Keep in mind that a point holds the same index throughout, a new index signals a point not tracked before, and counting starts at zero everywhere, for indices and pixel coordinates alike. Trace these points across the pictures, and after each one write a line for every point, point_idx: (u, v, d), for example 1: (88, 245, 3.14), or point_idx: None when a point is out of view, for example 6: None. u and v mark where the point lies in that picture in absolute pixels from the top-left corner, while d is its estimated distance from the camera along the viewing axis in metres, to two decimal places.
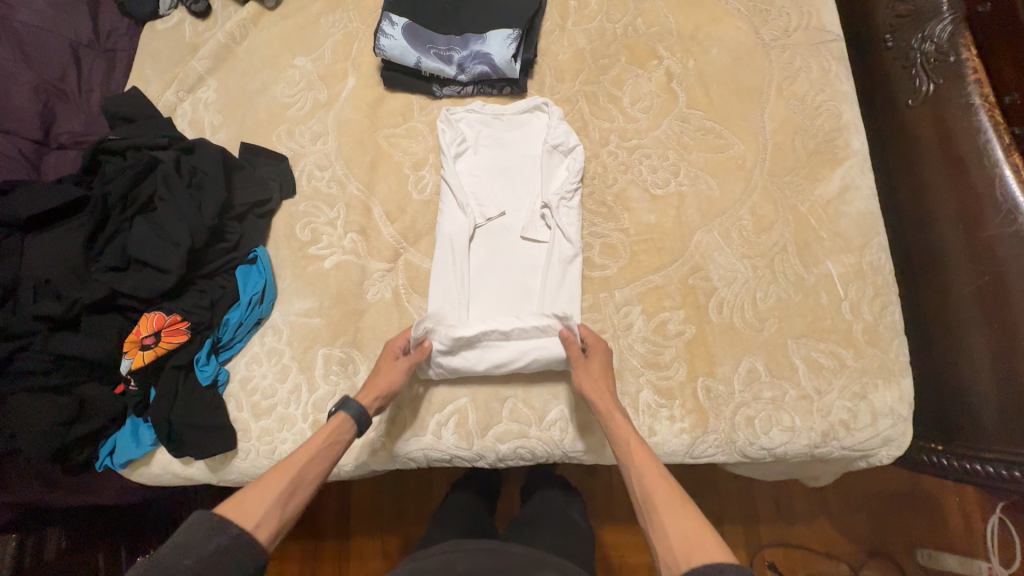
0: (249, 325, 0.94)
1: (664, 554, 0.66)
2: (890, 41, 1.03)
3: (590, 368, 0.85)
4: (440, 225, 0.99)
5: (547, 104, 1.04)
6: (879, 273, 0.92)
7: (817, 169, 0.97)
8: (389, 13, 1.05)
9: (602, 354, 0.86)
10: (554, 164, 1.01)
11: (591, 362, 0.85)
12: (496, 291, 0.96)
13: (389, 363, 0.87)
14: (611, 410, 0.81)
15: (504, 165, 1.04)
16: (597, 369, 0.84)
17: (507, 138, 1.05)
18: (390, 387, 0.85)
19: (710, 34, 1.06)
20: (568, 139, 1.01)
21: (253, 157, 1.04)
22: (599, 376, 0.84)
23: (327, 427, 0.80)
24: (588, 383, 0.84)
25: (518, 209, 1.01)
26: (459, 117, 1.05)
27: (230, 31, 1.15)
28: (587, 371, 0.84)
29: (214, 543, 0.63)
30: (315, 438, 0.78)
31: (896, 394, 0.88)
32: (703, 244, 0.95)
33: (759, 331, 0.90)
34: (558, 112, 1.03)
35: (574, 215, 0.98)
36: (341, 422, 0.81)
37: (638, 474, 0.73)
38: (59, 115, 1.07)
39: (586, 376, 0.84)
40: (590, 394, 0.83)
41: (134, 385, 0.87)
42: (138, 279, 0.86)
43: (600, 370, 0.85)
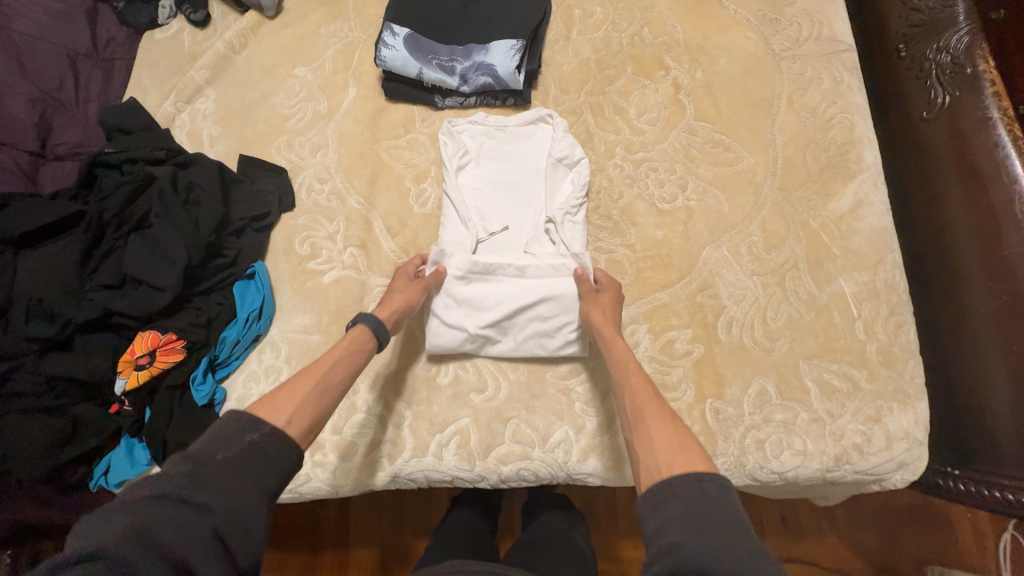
0: (246, 342, 0.92)
1: (644, 459, 0.64)
2: (903, 51, 1.00)
3: (601, 300, 0.86)
4: (442, 238, 0.97)
5: (552, 115, 1.01)
6: (894, 291, 0.89)
7: (829, 183, 0.94)
8: (391, 23, 1.03)
9: (613, 289, 0.88)
10: (558, 178, 0.99)
11: (602, 295, 0.87)
12: (507, 233, 0.99)
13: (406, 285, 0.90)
14: (616, 336, 0.81)
15: (508, 176, 1.02)
16: (608, 301, 0.86)
17: (510, 149, 1.03)
18: (405, 306, 0.86)
19: (719, 44, 1.03)
20: (573, 152, 0.99)
21: (250, 170, 1.02)
22: (610, 308, 0.85)
23: (346, 336, 0.79)
24: (597, 312, 0.85)
25: (522, 223, 0.99)
26: (462, 128, 1.03)
27: (229, 41, 1.13)
28: (597, 302, 0.86)
29: (246, 439, 0.60)
30: (337, 348, 0.77)
31: (911, 417, 0.85)
32: (711, 261, 0.92)
33: (770, 351, 0.88)
34: (562, 124, 1.00)
35: (579, 230, 0.96)
36: (359, 333, 0.80)
37: (630, 391, 0.73)
38: (56, 126, 1.05)
39: (596, 305, 0.85)
40: (599, 320, 0.84)
41: (128, 405, 0.85)
42: (132, 298, 0.84)
43: (611, 304, 0.86)
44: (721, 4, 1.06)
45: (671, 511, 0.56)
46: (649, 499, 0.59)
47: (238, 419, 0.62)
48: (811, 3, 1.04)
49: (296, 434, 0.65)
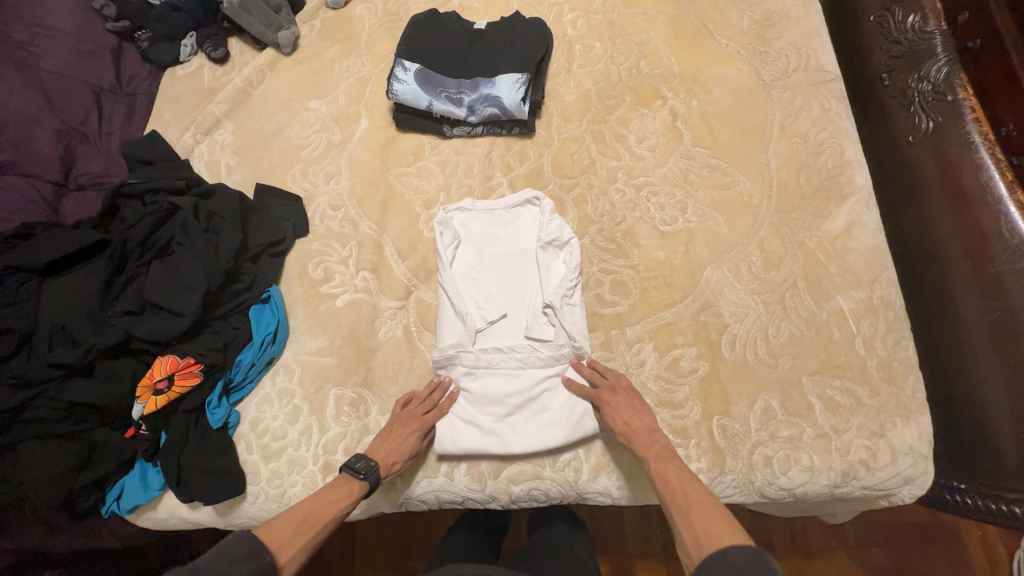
0: (261, 365, 0.94)
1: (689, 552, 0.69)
2: (887, 80, 1.06)
3: (614, 407, 0.85)
4: (441, 338, 0.95)
5: (539, 197, 1.02)
6: (890, 307, 0.92)
7: (823, 205, 0.98)
8: (402, 59, 1.09)
9: (625, 392, 0.87)
10: (550, 260, 0.99)
11: (614, 402, 0.85)
12: (508, 321, 0.97)
13: (411, 444, 0.85)
14: (644, 443, 0.81)
15: (501, 262, 1.01)
16: (621, 405, 0.85)
17: (498, 233, 1.03)
18: (403, 458, 0.85)
19: (712, 75, 1.09)
20: (562, 233, 1.00)
21: (267, 197, 1.06)
22: (626, 413, 0.84)
23: (347, 486, 0.81)
24: (614, 422, 0.84)
25: (518, 308, 0.98)
26: (454, 215, 1.04)
27: (247, 77, 1.19)
28: (611, 412, 0.84)
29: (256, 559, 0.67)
30: (333, 489, 0.81)
31: (915, 432, 0.86)
32: (713, 280, 0.95)
33: (773, 368, 0.90)
34: (550, 205, 1.01)
35: (577, 311, 0.95)
36: (360, 488, 0.81)
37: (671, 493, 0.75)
38: (79, 157, 1.10)
39: (611, 417, 0.84)
40: (620, 433, 0.83)
41: (146, 427, 0.85)
42: (153, 323, 0.86)
43: (624, 408, 0.85)
44: (713, 38, 1.12)
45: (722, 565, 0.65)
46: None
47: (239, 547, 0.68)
48: (798, 36, 1.10)
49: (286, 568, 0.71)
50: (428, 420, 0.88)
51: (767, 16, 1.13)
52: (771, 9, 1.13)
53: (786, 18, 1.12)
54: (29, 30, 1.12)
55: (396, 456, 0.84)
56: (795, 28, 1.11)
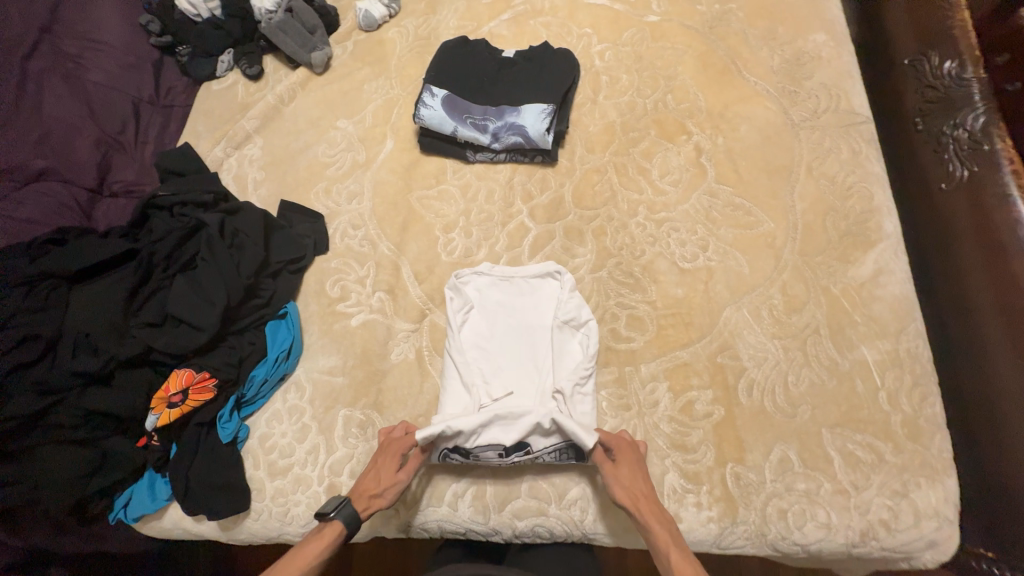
0: (274, 381, 0.95)
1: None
2: (920, 125, 1.03)
3: (619, 475, 0.81)
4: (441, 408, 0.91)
5: (560, 272, 0.99)
6: (917, 361, 0.89)
7: (849, 251, 0.96)
8: (430, 85, 1.10)
9: (630, 455, 0.83)
10: (565, 341, 0.94)
11: (619, 469, 0.81)
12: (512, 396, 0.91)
13: (390, 472, 0.84)
14: (649, 521, 0.77)
15: (512, 337, 0.96)
16: (627, 474, 0.81)
17: (515, 303, 0.99)
18: (384, 489, 0.83)
19: (739, 112, 1.09)
20: (580, 314, 0.95)
21: (290, 213, 1.08)
22: (631, 481, 0.80)
23: (319, 535, 0.79)
24: (621, 493, 0.79)
25: (527, 387, 0.92)
26: (467, 280, 1.00)
27: (279, 94, 1.22)
28: (616, 479, 0.80)
29: None
30: (311, 539, 0.79)
31: (940, 494, 0.82)
32: (732, 322, 0.94)
33: (792, 418, 0.87)
34: (571, 282, 0.97)
35: (588, 401, 0.90)
36: (333, 533, 0.80)
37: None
38: (115, 165, 1.13)
39: (616, 483, 0.80)
40: (623, 502, 0.79)
41: (156, 440, 0.87)
42: (172, 336, 0.87)
43: (630, 475, 0.81)
44: (742, 75, 1.12)
45: None
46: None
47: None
48: (829, 77, 1.09)
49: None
50: (405, 443, 0.85)
51: (798, 56, 1.12)
52: (802, 48, 1.13)
53: (817, 57, 1.11)
54: (80, 43, 1.17)
55: (375, 487, 0.83)
56: (826, 69, 1.10)
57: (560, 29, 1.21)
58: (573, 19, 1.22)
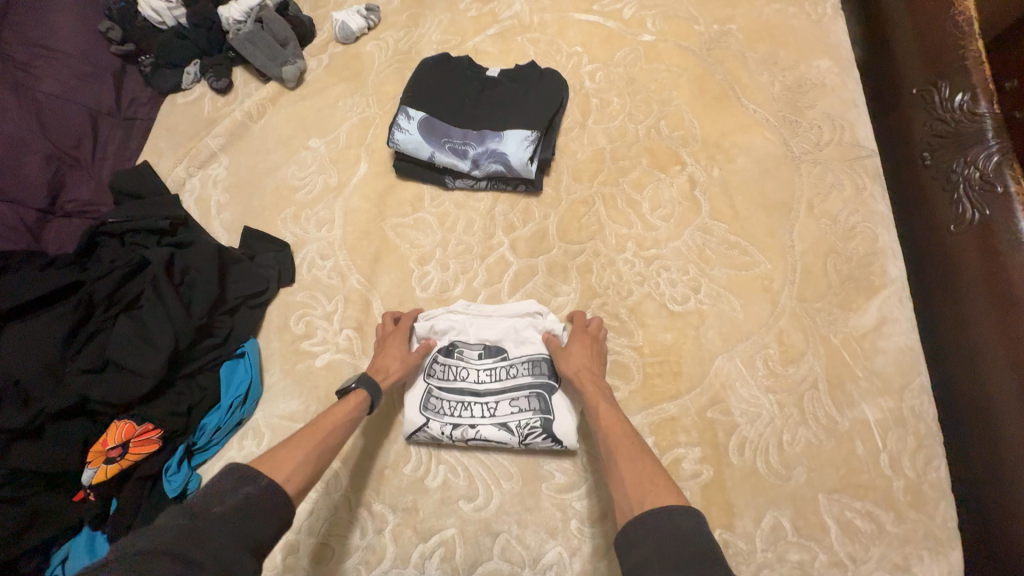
0: (228, 428, 0.88)
1: (619, 505, 0.61)
2: (929, 160, 0.95)
3: (569, 346, 0.85)
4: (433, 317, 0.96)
5: (541, 312, 0.90)
6: (921, 421, 0.82)
7: (851, 297, 0.89)
8: (407, 106, 1.03)
9: (584, 337, 0.86)
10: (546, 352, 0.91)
11: (569, 345, 0.85)
12: None
13: (402, 349, 0.87)
14: (584, 382, 0.79)
15: None
16: (575, 349, 0.84)
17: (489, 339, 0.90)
18: (397, 361, 0.85)
19: (737, 142, 1.02)
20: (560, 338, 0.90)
21: (252, 243, 1.00)
22: (579, 355, 0.83)
23: (343, 401, 0.76)
24: (569, 361, 0.83)
25: None
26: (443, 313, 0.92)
27: (248, 110, 1.15)
28: (563, 351, 0.85)
29: (241, 492, 0.56)
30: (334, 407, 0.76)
31: (943, 568, 0.76)
32: (724, 372, 0.87)
33: (786, 481, 0.80)
34: (554, 323, 0.90)
35: None
36: (357, 399, 0.77)
37: (604, 431, 0.71)
38: (69, 183, 1.05)
39: (563, 354, 0.84)
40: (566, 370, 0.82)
41: (94, 494, 0.79)
42: (111, 384, 0.80)
43: (578, 351, 0.84)
44: (740, 102, 1.05)
45: (645, 547, 0.52)
46: (622, 540, 0.55)
47: (232, 472, 0.58)
48: (832, 106, 1.03)
49: (291, 493, 0.61)
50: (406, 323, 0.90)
51: (800, 82, 1.05)
52: (803, 74, 1.06)
53: (820, 85, 1.05)
54: (30, 51, 1.09)
55: (393, 365, 0.84)
56: (829, 97, 1.03)
57: (549, 47, 1.14)
58: (563, 37, 1.15)
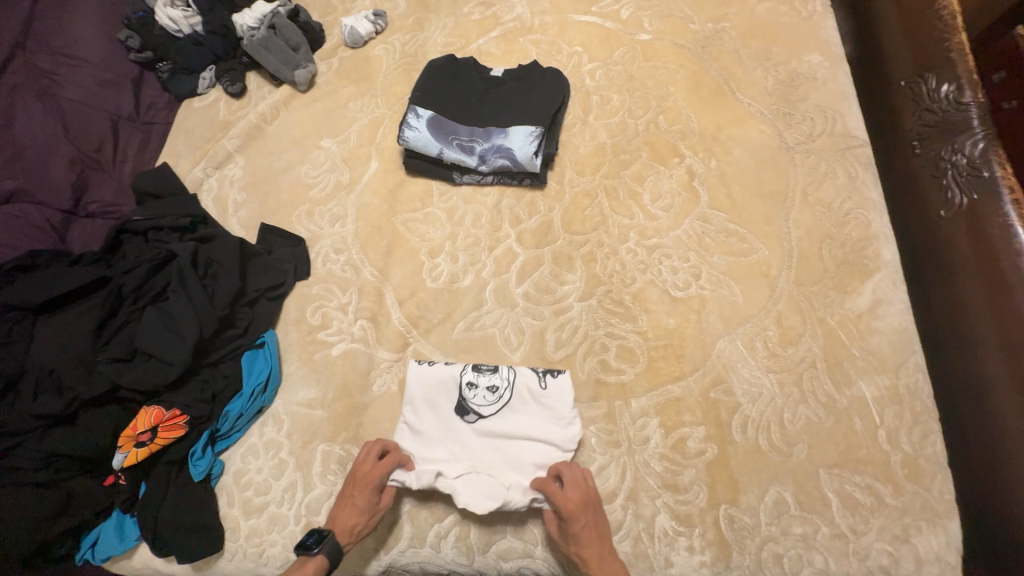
0: (250, 415, 0.91)
1: None
2: (918, 148, 0.98)
3: (577, 528, 0.76)
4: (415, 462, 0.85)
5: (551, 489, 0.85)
6: (917, 397, 0.85)
7: (846, 280, 0.93)
8: (416, 105, 1.07)
9: (582, 514, 0.76)
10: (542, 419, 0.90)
11: (574, 531, 0.76)
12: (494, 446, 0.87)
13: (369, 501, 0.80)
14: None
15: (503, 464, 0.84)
16: (585, 535, 0.76)
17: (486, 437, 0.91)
18: (363, 518, 0.80)
19: (732, 135, 1.06)
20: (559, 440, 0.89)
21: (271, 238, 1.04)
22: (589, 543, 0.76)
23: (302, 567, 0.75)
24: (574, 539, 0.76)
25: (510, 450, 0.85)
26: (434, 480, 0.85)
27: (262, 113, 1.19)
28: (571, 537, 0.76)
29: None
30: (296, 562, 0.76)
31: (942, 538, 0.79)
32: (725, 354, 0.90)
33: (787, 457, 0.83)
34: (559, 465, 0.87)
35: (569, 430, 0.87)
36: (316, 566, 0.75)
37: None
38: (91, 185, 1.09)
39: (570, 540, 0.77)
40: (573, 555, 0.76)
41: (124, 479, 0.83)
42: (139, 372, 0.84)
43: (588, 535, 0.76)
44: (735, 97, 1.09)
45: None
46: None
47: None
48: (824, 99, 1.07)
49: None
50: (377, 474, 0.81)
51: (793, 77, 1.09)
52: (796, 69, 1.10)
53: (812, 79, 1.09)
54: (54, 59, 1.13)
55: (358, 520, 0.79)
56: (821, 90, 1.07)
57: (550, 47, 1.19)
58: (563, 37, 1.19)
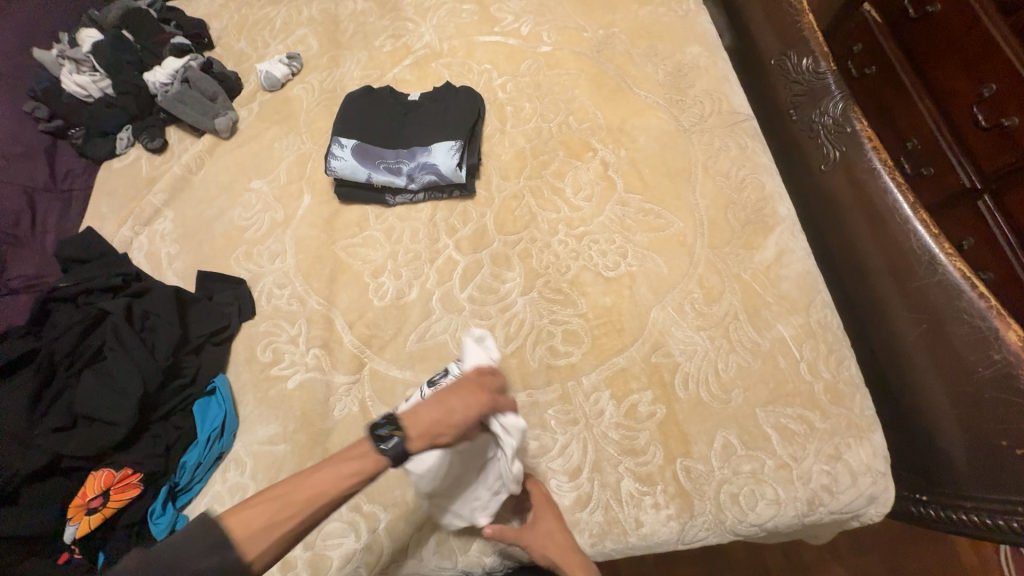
0: (209, 463, 0.90)
1: None
2: (795, 115, 1.11)
3: (543, 522, 0.82)
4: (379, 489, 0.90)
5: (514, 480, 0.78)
6: (828, 329, 0.96)
7: (752, 238, 1.03)
8: (339, 137, 1.12)
9: (550, 508, 0.83)
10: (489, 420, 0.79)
11: (541, 519, 0.82)
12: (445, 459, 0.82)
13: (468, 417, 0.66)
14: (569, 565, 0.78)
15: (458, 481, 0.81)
16: (548, 523, 0.81)
17: None
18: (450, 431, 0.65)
19: (636, 125, 1.16)
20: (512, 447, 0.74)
21: (209, 284, 1.05)
22: (555, 529, 0.81)
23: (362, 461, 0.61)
24: (542, 538, 0.80)
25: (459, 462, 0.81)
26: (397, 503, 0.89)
27: (187, 164, 1.20)
28: (537, 532, 0.80)
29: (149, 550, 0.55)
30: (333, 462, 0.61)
31: (869, 450, 0.88)
32: (660, 321, 0.98)
33: (727, 403, 0.91)
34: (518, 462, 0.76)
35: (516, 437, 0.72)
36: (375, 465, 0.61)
37: None
38: (11, 261, 1.06)
39: (538, 536, 0.80)
40: (544, 555, 0.79)
41: (79, 553, 0.80)
42: (84, 438, 0.83)
43: (553, 523, 0.82)
44: (633, 91, 1.20)
45: None
46: None
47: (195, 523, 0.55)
48: (709, 84, 1.19)
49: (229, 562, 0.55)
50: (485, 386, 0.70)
51: (679, 68, 1.22)
52: (682, 61, 1.23)
53: (696, 67, 1.22)
54: None
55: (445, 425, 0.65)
56: (705, 77, 1.20)
57: (461, 68, 1.27)
58: (472, 58, 1.28)
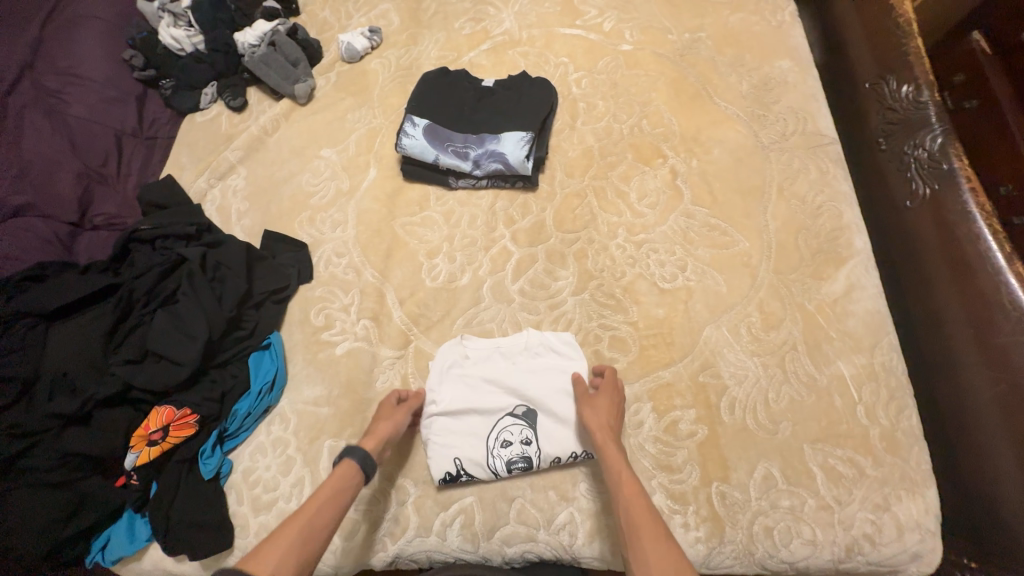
0: (257, 414, 0.94)
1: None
2: (884, 144, 1.06)
3: (596, 402, 0.87)
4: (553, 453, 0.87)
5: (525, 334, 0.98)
6: (892, 374, 0.91)
7: (822, 268, 0.99)
8: (412, 115, 1.13)
9: (611, 388, 0.89)
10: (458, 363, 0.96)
11: (598, 396, 0.87)
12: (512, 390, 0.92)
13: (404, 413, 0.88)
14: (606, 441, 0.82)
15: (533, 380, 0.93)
16: (603, 403, 0.86)
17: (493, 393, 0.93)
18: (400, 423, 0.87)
19: (711, 136, 1.13)
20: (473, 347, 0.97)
21: (273, 244, 1.09)
22: (605, 410, 0.86)
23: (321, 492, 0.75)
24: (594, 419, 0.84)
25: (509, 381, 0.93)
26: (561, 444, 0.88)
27: (263, 125, 1.25)
28: (593, 406, 0.86)
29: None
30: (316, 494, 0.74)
31: (921, 506, 0.83)
32: (712, 340, 0.95)
33: (773, 435, 0.88)
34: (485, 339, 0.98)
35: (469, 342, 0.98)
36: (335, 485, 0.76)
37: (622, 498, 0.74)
38: (97, 199, 1.12)
39: (592, 409, 0.86)
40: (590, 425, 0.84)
41: (135, 480, 0.86)
42: (151, 372, 0.88)
43: (604, 407, 0.86)
44: (713, 101, 1.16)
45: None
46: None
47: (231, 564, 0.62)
48: (795, 101, 1.14)
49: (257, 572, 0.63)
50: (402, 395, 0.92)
51: (765, 81, 1.17)
52: (769, 74, 1.18)
53: (784, 82, 1.16)
54: (61, 79, 1.18)
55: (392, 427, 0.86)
56: (792, 93, 1.15)
57: (538, 59, 1.25)
58: (550, 49, 1.26)
